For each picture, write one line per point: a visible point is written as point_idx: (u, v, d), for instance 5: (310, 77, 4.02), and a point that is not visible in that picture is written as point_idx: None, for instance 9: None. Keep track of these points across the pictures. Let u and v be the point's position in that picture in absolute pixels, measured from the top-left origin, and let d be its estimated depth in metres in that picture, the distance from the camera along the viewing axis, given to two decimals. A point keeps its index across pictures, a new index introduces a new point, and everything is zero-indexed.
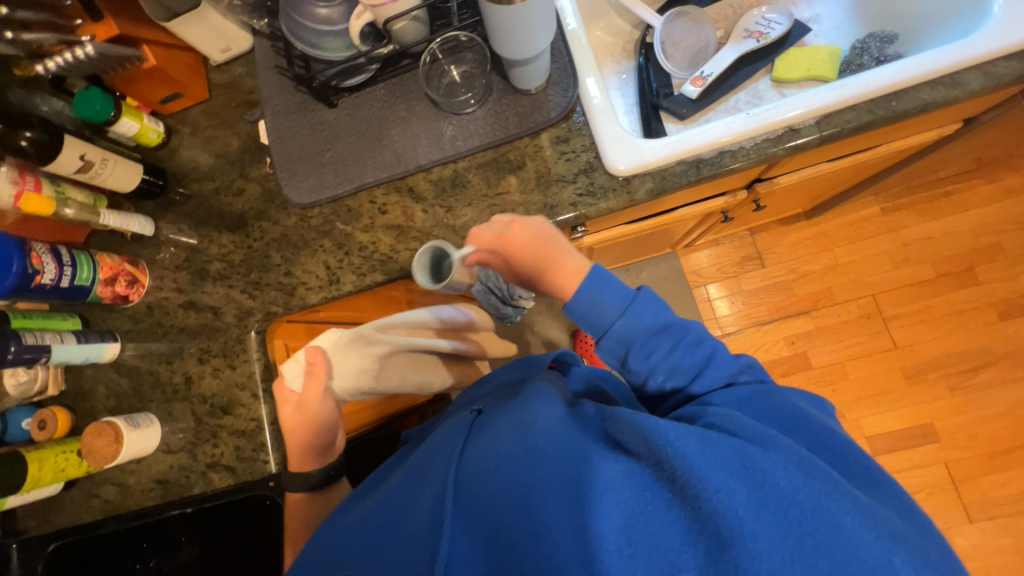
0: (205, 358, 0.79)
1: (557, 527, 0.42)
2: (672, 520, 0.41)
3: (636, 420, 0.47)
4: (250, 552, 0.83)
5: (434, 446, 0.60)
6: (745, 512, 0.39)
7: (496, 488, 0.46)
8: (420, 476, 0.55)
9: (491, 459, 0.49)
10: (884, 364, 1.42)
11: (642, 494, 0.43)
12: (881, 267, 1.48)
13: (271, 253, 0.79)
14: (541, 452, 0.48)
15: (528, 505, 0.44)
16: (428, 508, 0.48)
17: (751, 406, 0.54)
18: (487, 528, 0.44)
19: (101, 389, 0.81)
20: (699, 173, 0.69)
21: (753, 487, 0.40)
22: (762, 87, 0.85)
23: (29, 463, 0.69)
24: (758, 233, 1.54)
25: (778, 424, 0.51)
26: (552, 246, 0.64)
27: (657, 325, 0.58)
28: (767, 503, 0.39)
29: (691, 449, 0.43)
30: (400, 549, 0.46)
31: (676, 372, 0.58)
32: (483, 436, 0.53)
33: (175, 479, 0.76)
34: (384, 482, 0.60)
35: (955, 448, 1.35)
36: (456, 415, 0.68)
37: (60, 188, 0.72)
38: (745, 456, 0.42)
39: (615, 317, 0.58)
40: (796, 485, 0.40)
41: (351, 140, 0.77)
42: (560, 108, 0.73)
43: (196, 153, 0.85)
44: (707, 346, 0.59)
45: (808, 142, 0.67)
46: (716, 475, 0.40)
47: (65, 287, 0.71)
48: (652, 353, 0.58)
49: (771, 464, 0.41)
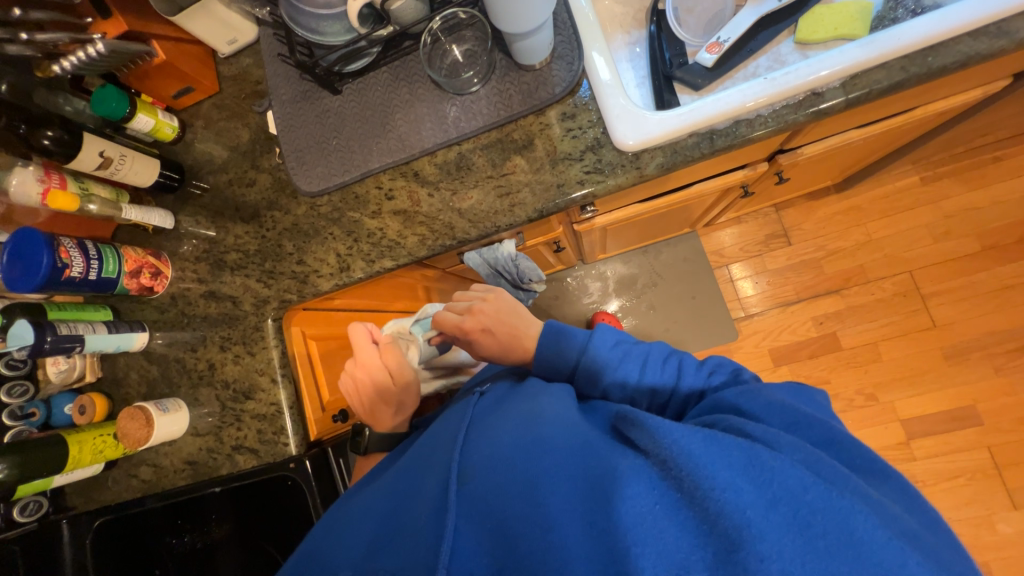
0: (227, 345, 0.82)
1: (563, 522, 0.37)
2: (679, 523, 0.35)
3: (642, 417, 0.42)
4: (277, 533, 0.86)
5: (441, 431, 0.57)
6: (754, 513, 0.33)
7: (503, 480, 0.42)
8: (425, 462, 0.52)
9: (497, 447, 0.45)
10: (922, 344, 1.35)
11: (651, 492, 0.36)
12: (920, 241, 1.39)
13: (284, 241, 0.81)
14: (548, 444, 0.43)
15: (533, 497, 0.40)
16: (434, 498, 0.44)
17: (746, 404, 0.46)
18: (490, 519, 0.40)
19: (134, 376, 0.85)
20: (713, 145, 0.65)
21: (760, 483, 0.34)
22: (784, 50, 0.79)
23: (70, 445, 0.73)
24: (784, 209, 1.47)
25: (778, 423, 0.43)
26: (513, 317, 0.70)
27: (618, 352, 0.61)
28: (777, 502, 0.33)
29: (694, 445, 0.37)
30: (404, 542, 0.43)
31: (653, 389, 0.58)
32: (489, 427, 0.50)
33: (203, 460, 0.80)
34: (387, 473, 0.57)
35: (999, 432, 1.27)
36: (460, 400, 0.66)
37: (84, 185, 0.75)
38: (748, 453, 0.36)
39: (575, 356, 0.61)
40: (806, 484, 0.33)
41: (357, 126, 0.77)
42: (565, 83, 0.70)
43: (210, 146, 0.87)
44: (675, 359, 0.59)
45: (833, 106, 0.63)
46: (721, 473, 0.35)
47: (93, 280, 0.75)
48: (628, 378, 0.58)
49: (778, 461, 0.35)
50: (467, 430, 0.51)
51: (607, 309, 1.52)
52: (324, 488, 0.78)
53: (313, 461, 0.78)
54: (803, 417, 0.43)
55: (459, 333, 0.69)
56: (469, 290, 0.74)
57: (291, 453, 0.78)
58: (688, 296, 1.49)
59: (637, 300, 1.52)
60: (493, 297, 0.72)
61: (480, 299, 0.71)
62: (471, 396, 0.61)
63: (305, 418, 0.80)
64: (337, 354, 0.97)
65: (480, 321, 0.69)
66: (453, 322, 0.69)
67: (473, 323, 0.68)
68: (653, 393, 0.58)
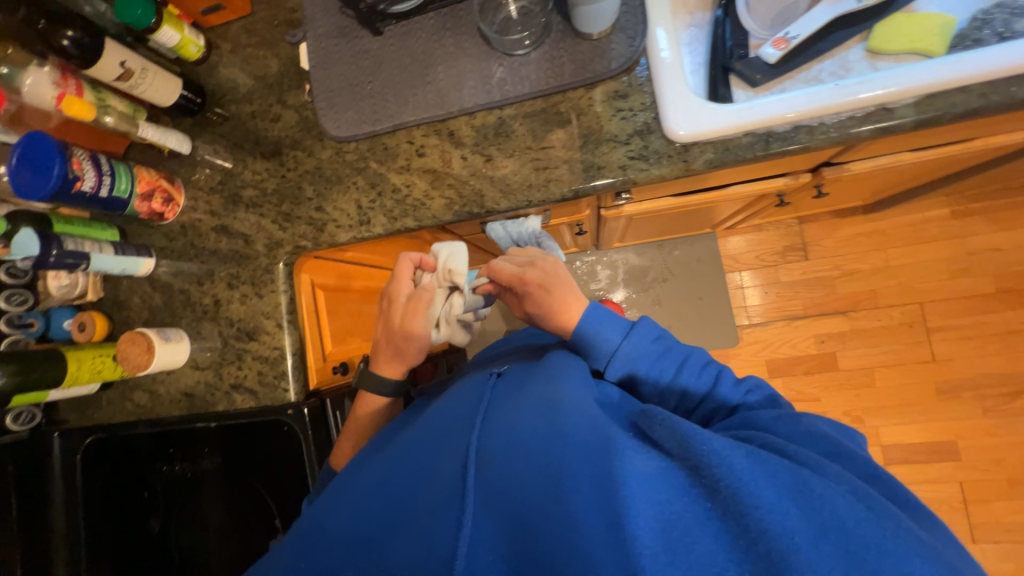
0: (234, 283, 0.80)
1: (584, 522, 0.37)
2: (711, 533, 0.36)
3: (672, 418, 0.42)
4: (266, 474, 0.86)
5: (451, 405, 0.57)
6: (801, 540, 0.33)
7: (520, 471, 0.42)
8: (436, 437, 0.51)
9: (514, 435, 0.45)
10: (917, 376, 1.36)
11: (678, 497, 0.37)
12: (937, 274, 1.38)
13: (303, 184, 0.78)
14: (565, 435, 0.43)
15: (552, 492, 0.40)
16: (448, 481, 0.45)
17: (783, 429, 0.47)
18: (510, 512, 0.40)
19: (136, 300, 0.84)
20: (767, 148, 0.62)
21: (810, 512, 0.35)
22: (853, 57, 0.73)
23: (70, 362, 0.72)
24: (807, 223, 1.44)
25: (818, 450, 0.45)
26: (569, 278, 0.67)
27: (657, 347, 0.60)
28: (827, 532, 0.34)
29: (740, 463, 0.37)
30: (414, 525, 0.42)
31: (686, 391, 0.57)
32: (503, 412, 0.49)
33: (201, 394, 0.80)
34: (397, 439, 0.57)
35: (974, 470, 1.31)
36: (473, 376, 0.67)
37: (101, 96, 0.70)
38: (797, 478, 0.37)
39: (619, 340, 0.60)
40: (859, 517, 0.35)
41: (394, 73, 0.73)
42: (623, 59, 0.66)
43: (235, 73, 0.82)
44: (715, 368, 0.60)
45: (900, 125, 0.60)
46: (767, 493, 0.35)
47: (103, 197, 0.71)
48: (661, 376, 0.58)
49: (828, 492, 0.36)
50: (483, 410, 0.51)
51: (614, 298, 1.51)
52: (319, 438, 0.79)
53: (310, 411, 0.78)
54: (845, 450, 0.44)
55: (517, 283, 0.66)
56: (519, 253, 0.70)
57: (290, 399, 0.78)
58: (696, 296, 1.48)
59: (643, 293, 1.51)
60: (546, 258, 0.69)
61: (540, 256, 0.70)
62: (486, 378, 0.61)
63: (306, 367, 0.80)
64: (344, 306, 0.96)
65: (541, 275, 0.66)
66: (512, 272, 0.67)
67: (535, 274, 0.66)
68: (683, 396, 0.57)
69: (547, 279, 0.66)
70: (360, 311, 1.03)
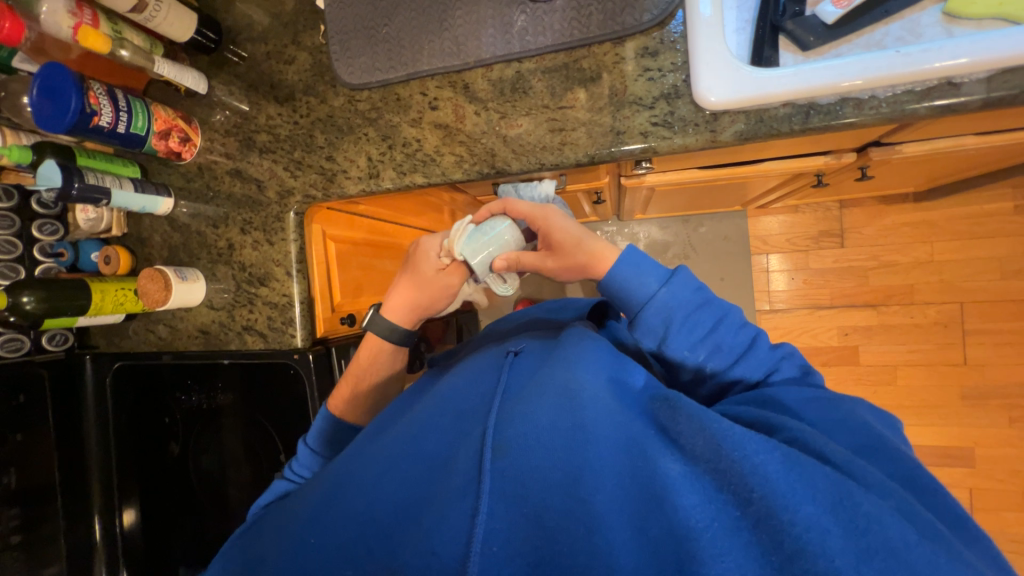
0: (247, 229, 0.81)
1: (607, 522, 0.39)
2: (741, 544, 0.36)
3: (701, 419, 0.42)
4: (276, 414, 0.90)
5: (466, 384, 0.59)
6: (843, 563, 0.32)
7: (539, 463, 0.44)
8: (451, 421, 0.54)
9: (533, 428, 0.46)
10: (943, 378, 1.30)
11: (708, 504, 0.38)
12: (985, 273, 1.27)
13: (316, 132, 0.76)
14: (587, 431, 0.44)
15: (576, 490, 0.41)
16: (464, 468, 0.46)
17: (815, 413, 0.46)
18: (529, 504, 0.42)
19: (157, 239, 0.86)
20: (806, 122, 0.57)
21: (852, 531, 0.34)
22: (925, 19, 0.62)
23: (94, 292, 0.76)
24: (848, 208, 1.34)
25: (846, 440, 0.44)
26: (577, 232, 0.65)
27: (697, 299, 0.57)
28: (871, 556, 0.32)
29: (773, 468, 0.37)
30: (434, 509, 0.44)
31: (716, 348, 0.55)
32: (519, 400, 0.50)
33: (215, 332, 0.84)
34: (406, 417, 0.59)
35: (987, 477, 1.27)
36: (486, 351, 0.68)
37: (116, 28, 0.70)
38: (840, 491, 0.35)
39: (657, 288, 0.57)
40: (910, 542, 0.33)
41: (411, 17, 0.69)
42: (655, 12, 0.60)
43: (251, 9, 0.79)
44: (751, 331, 0.57)
45: (964, 103, 0.53)
46: (805, 507, 0.35)
47: (121, 133, 0.72)
48: (695, 327, 0.56)
49: (875, 510, 0.34)
50: (499, 398, 0.52)
51: None
52: (323, 384, 0.82)
53: (316, 357, 0.81)
54: (882, 445, 0.42)
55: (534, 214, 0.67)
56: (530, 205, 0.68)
57: (296, 344, 0.80)
58: (717, 277, 1.43)
59: None
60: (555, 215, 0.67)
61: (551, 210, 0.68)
62: (504, 354, 0.62)
63: (314, 315, 0.82)
64: (355, 258, 0.98)
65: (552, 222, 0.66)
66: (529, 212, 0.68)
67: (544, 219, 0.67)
68: (715, 352, 0.55)
69: (568, 262, 0.65)
70: (370, 264, 1.04)
